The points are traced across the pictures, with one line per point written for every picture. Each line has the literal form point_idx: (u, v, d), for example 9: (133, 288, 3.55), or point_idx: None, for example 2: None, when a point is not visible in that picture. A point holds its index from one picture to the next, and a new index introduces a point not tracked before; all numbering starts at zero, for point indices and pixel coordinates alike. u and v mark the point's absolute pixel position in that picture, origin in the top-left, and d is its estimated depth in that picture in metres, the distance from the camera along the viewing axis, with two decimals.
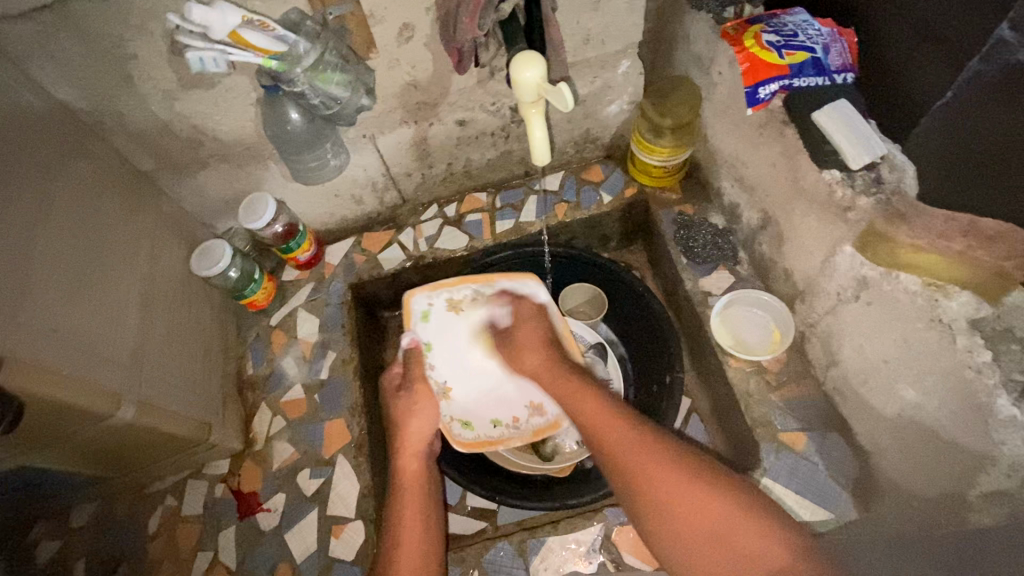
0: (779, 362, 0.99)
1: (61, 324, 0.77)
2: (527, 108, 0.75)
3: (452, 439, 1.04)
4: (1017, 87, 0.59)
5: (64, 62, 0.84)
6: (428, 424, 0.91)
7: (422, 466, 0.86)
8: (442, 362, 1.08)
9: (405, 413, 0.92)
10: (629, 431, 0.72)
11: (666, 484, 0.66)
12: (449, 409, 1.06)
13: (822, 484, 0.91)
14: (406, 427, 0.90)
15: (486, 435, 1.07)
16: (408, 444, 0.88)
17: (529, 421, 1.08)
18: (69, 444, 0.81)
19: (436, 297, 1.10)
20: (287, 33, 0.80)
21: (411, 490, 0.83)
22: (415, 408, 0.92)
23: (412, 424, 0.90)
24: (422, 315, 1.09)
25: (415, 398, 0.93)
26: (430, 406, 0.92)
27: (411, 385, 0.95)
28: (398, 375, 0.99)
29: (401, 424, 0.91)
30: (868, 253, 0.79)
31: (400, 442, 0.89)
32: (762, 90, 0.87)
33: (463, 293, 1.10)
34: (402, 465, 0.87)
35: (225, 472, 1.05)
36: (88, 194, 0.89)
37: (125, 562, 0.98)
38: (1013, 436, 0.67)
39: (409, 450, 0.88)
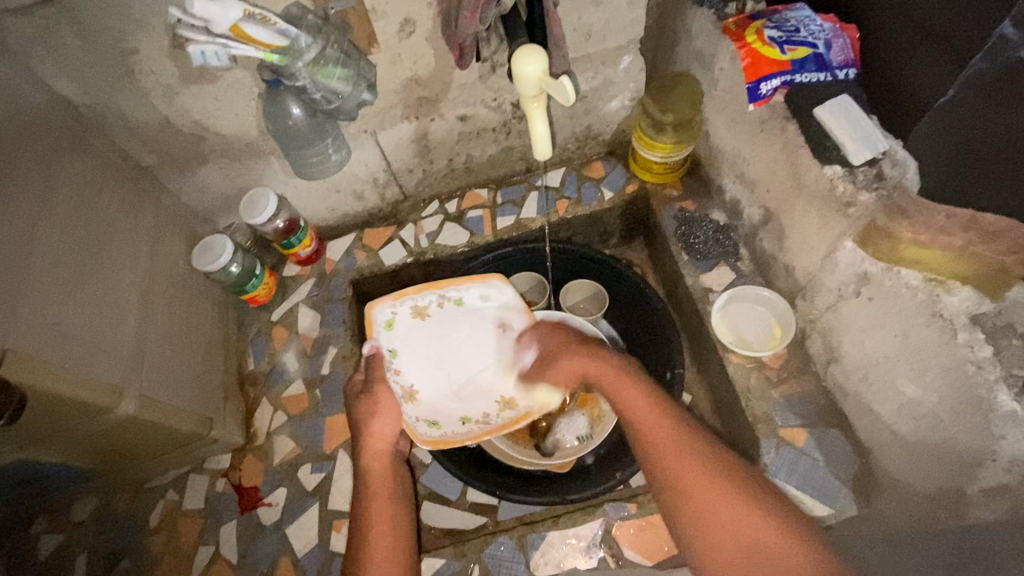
0: (780, 358, 1.00)
1: (63, 318, 0.77)
2: (529, 102, 0.75)
3: (419, 440, 1.00)
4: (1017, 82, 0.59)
5: (65, 56, 0.84)
6: (392, 425, 0.85)
7: (387, 466, 0.82)
8: (407, 365, 1.04)
9: (367, 414, 0.85)
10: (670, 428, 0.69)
11: (701, 487, 0.64)
12: (416, 410, 1.03)
13: (822, 479, 0.90)
14: (369, 429, 0.84)
15: (455, 432, 1.03)
16: (373, 447, 0.83)
17: (500, 416, 1.05)
18: (71, 439, 0.82)
19: (400, 304, 1.05)
20: (289, 27, 0.80)
21: (377, 494, 0.77)
22: (377, 407, 0.86)
23: (374, 426, 0.84)
24: (386, 324, 1.04)
25: (375, 397, 0.87)
26: (393, 405, 0.87)
27: (372, 386, 0.88)
28: (359, 381, 0.91)
29: (364, 426, 0.84)
30: (869, 249, 0.79)
31: (364, 445, 0.83)
32: (763, 85, 0.87)
33: (428, 298, 1.06)
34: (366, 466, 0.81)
35: (226, 467, 1.05)
36: (88, 189, 0.89)
37: (126, 556, 0.98)
38: (1013, 431, 0.67)
39: (373, 450, 0.83)
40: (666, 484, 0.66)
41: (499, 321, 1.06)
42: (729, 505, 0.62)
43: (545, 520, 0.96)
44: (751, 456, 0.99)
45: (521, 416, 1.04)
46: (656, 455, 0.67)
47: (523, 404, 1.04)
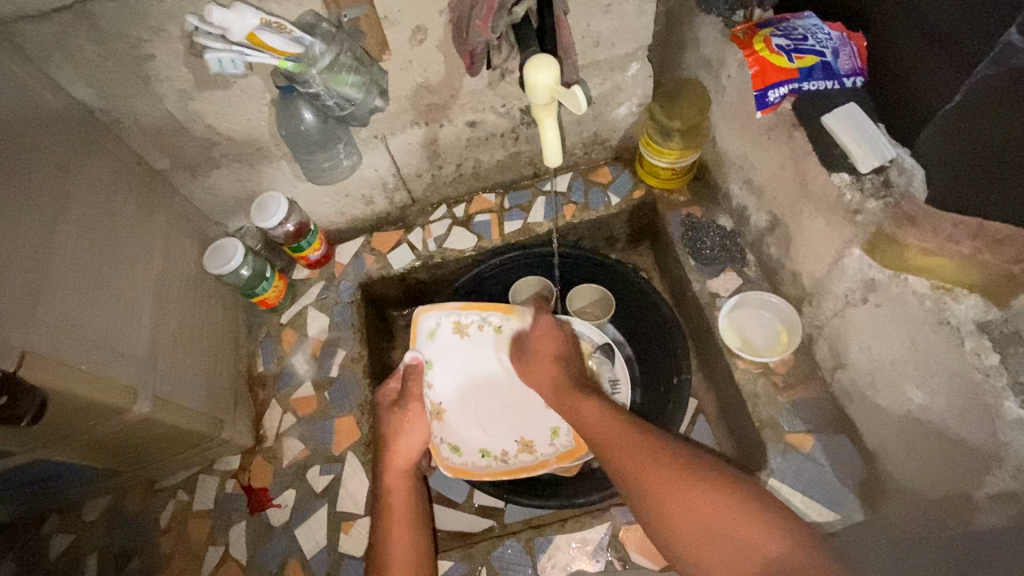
0: (786, 364, 1.00)
1: (80, 320, 0.78)
2: (540, 111, 0.76)
3: (439, 461, 1.05)
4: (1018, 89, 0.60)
5: (82, 62, 0.85)
6: (416, 440, 0.93)
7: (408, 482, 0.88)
8: (440, 381, 1.12)
9: (395, 431, 0.93)
10: (630, 431, 0.78)
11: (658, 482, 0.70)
12: (442, 430, 1.08)
13: (829, 485, 0.91)
14: (396, 445, 0.92)
15: (474, 463, 1.07)
16: (397, 458, 0.91)
17: (517, 457, 1.08)
18: (88, 438, 0.83)
19: (445, 318, 1.13)
20: (303, 35, 0.81)
21: (396, 506, 0.84)
22: (405, 425, 0.94)
23: (401, 440, 0.92)
24: (430, 333, 1.12)
25: (405, 417, 0.95)
26: (423, 423, 0.95)
27: (406, 403, 0.97)
28: (395, 391, 1.01)
29: (391, 441, 0.93)
30: (876, 256, 0.80)
31: (387, 462, 0.90)
32: (771, 93, 0.88)
33: (471, 318, 1.14)
34: (387, 483, 0.88)
35: (235, 468, 1.06)
36: (104, 193, 0.90)
37: (138, 556, 0.99)
38: (1019, 438, 0.67)
39: (394, 469, 0.89)
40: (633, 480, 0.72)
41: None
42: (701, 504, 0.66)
43: (552, 524, 0.96)
44: (757, 461, 0.99)
45: (538, 462, 1.07)
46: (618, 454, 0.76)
47: (542, 450, 1.09)
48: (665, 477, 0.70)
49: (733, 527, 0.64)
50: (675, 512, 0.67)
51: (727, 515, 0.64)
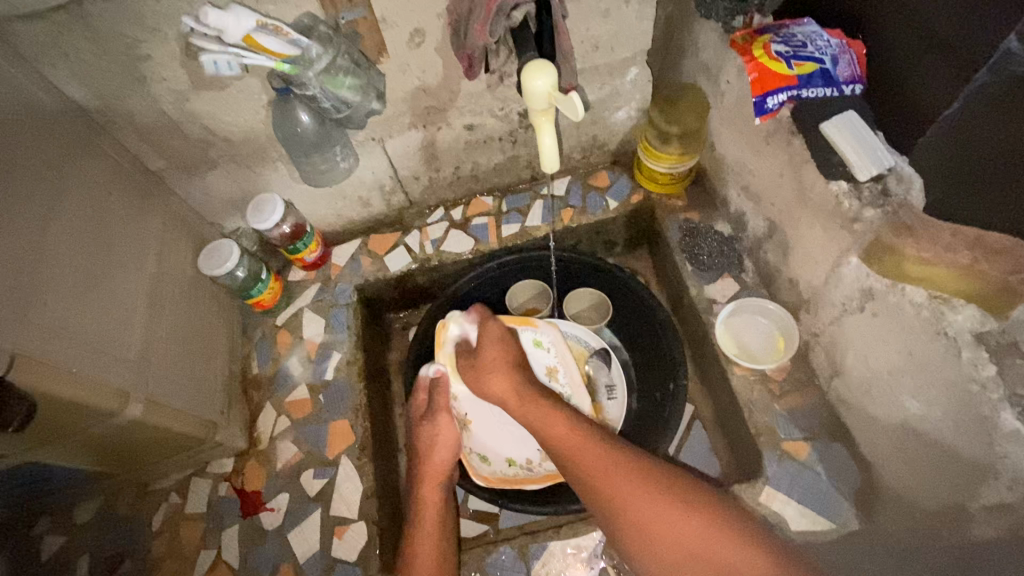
0: (783, 371, 1.00)
1: (71, 322, 0.77)
2: (538, 116, 0.76)
3: (471, 474, 1.06)
4: (1016, 97, 0.60)
5: (77, 62, 0.84)
6: (449, 452, 0.99)
7: (441, 497, 0.96)
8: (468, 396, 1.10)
9: (428, 446, 0.99)
10: (588, 443, 0.80)
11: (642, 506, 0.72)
12: (473, 442, 1.10)
13: (825, 492, 0.91)
14: (431, 457, 0.98)
15: (501, 472, 1.08)
16: (431, 473, 0.97)
17: (542, 465, 1.08)
18: (80, 440, 0.82)
19: None
20: (300, 38, 0.81)
21: (427, 522, 0.92)
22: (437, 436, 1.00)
23: (434, 453, 0.98)
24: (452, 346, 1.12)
25: (437, 429, 1.00)
26: (451, 434, 1.00)
27: (435, 413, 1.02)
28: (423, 403, 1.06)
29: (427, 455, 0.99)
30: (874, 265, 0.80)
31: (425, 472, 0.98)
32: (770, 100, 0.87)
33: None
34: (424, 493, 0.96)
35: (229, 471, 1.05)
36: (98, 193, 0.89)
37: (129, 558, 0.98)
38: (1014, 450, 0.67)
39: (431, 482, 0.96)
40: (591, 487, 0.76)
41: (547, 369, 1.12)
42: (663, 513, 0.71)
43: (546, 530, 0.96)
44: (753, 469, 0.99)
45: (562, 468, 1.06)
46: (578, 467, 0.78)
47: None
48: (659, 511, 0.71)
49: (695, 540, 0.69)
50: (634, 518, 0.72)
51: (691, 527, 0.69)
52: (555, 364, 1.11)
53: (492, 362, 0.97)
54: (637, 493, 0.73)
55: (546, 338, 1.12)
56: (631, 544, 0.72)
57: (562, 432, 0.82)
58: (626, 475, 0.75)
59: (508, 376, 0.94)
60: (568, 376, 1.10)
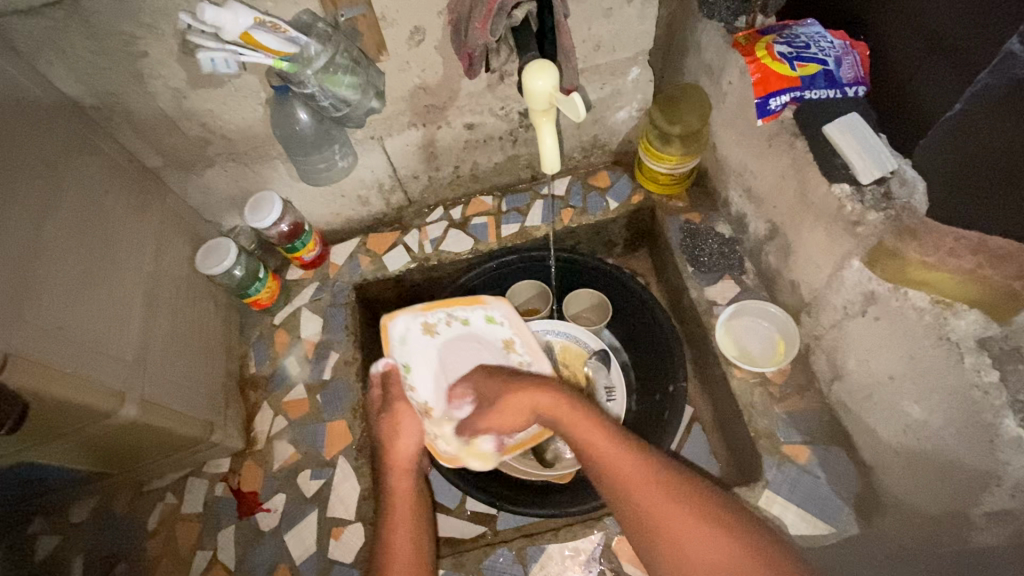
0: (783, 373, 0.99)
1: (66, 321, 0.76)
2: (538, 116, 0.75)
3: (440, 457, 1.02)
4: (1015, 102, 0.60)
5: (74, 58, 0.84)
6: (412, 441, 0.91)
7: (412, 483, 0.88)
8: (422, 382, 1.08)
9: (391, 435, 0.91)
10: (624, 453, 0.76)
11: (677, 518, 0.69)
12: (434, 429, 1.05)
13: (825, 497, 0.90)
14: (394, 448, 0.90)
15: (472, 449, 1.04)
16: (398, 462, 0.90)
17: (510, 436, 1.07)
18: (75, 440, 0.81)
19: (413, 320, 1.11)
20: (299, 35, 0.80)
21: (400, 513, 0.84)
22: (399, 427, 0.92)
23: (398, 443, 0.90)
24: (400, 338, 1.10)
25: (397, 417, 0.93)
26: (415, 422, 0.92)
27: (393, 404, 0.95)
28: (379, 399, 0.98)
29: (389, 447, 0.91)
30: (877, 269, 0.79)
31: (390, 464, 0.90)
32: (773, 100, 0.87)
33: (437, 316, 1.12)
34: (393, 483, 0.88)
35: (225, 471, 1.04)
36: (94, 191, 0.88)
37: (124, 559, 0.97)
38: (1017, 457, 0.66)
39: (400, 469, 0.89)
40: (626, 498, 0.73)
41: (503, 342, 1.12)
42: (692, 524, 0.68)
43: (545, 533, 0.95)
44: (752, 472, 0.98)
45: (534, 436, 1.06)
46: (614, 475, 0.75)
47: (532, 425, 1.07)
48: (692, 523, 0.69)
49: (722, 554, 0.66)
50: (665, 531, 0.69)
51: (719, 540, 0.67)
52: (511, 336, 1.12)
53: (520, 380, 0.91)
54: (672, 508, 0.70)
55: (498, 313, 1.13)
56: (660, 559, 0.69)
57: (597, 441, 0.78)
58: (661, 485, 0.72)
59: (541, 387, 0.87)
60: (525, 345, 1.11)
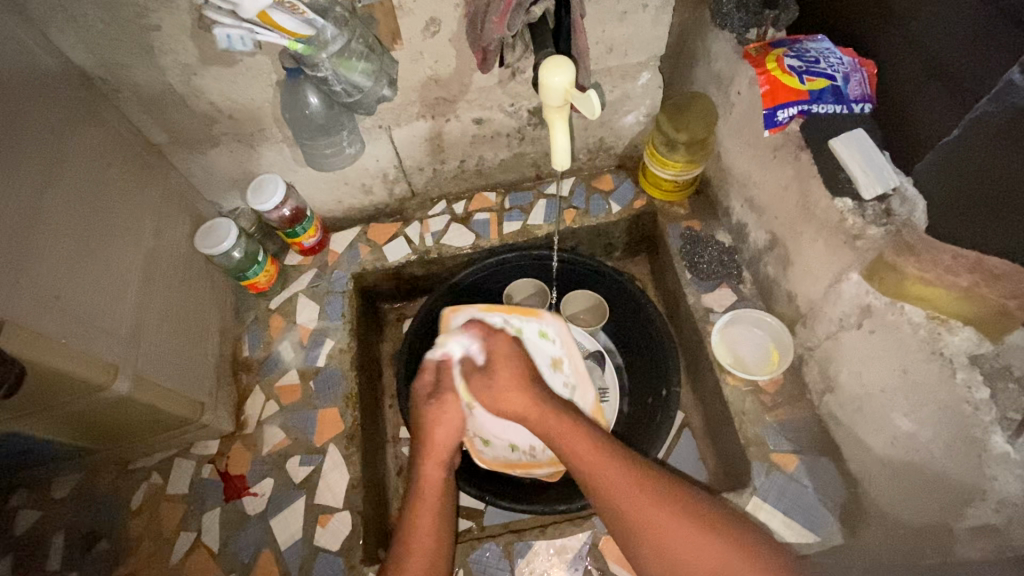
0: (775, 383, 1.01)
1: (63, 291, 0.75)
2: (552, 112, 0.76)
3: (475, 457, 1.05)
4: (1014, 128, 0.62)
5: (85, 27, 0.83)
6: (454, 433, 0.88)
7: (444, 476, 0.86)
8: None
9: (433, 423, 0.88)
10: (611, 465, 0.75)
11: (674, 527, 0.70)
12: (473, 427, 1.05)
13: (811, 506, 0.91)
14: (432, 436, 0.87)
15: (504, 457, 1.05)
16: (434, 451, 0.87)
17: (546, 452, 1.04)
18: (64, 413, 0.80)
19: (471, 320, 1.06)
20: (316, 18, 0.78)
21: (428, 501, 0.83)
22: (442, 416, 0.88)
23: (439, 432, 0.87)
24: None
25: (443, 407, 0.87)
26: (459, 415, 0.88)
27: (442, 394, 0.89)
28: (429, 384, 0.91)
29: (429, 434, 0.88)
30: (874, 282, 0.80)
31: (426, 452, 0.87)
32: (780, 113, 0.88)
33: (495, 319, 1.04)
34: (425, 472, 0.86)
35: (213, 453, 1.04)
36: (97, 163, 0.87)
37: (105, 536, 0.97)
38: (1003, 473, 0.68)
39: (435, 460, 0.86)
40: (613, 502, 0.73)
41: (553, 360, 1.04)
42: (685, 530, 0.69)
43: (532, 529, 0.95)
44: (740, 478, 0.99)
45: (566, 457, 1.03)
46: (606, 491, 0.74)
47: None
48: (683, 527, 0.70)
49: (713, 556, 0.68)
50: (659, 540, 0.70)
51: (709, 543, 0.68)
52: (560, 355, 1.03)
53: (509, 378, 0.86)
54: (661, 512, 0.71)
55: (551, 329, 1.03)
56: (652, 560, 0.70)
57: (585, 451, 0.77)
58: (651, 495, 0.72)
59: (524, 391, 0.84)
60: (573, 367, 1.03)
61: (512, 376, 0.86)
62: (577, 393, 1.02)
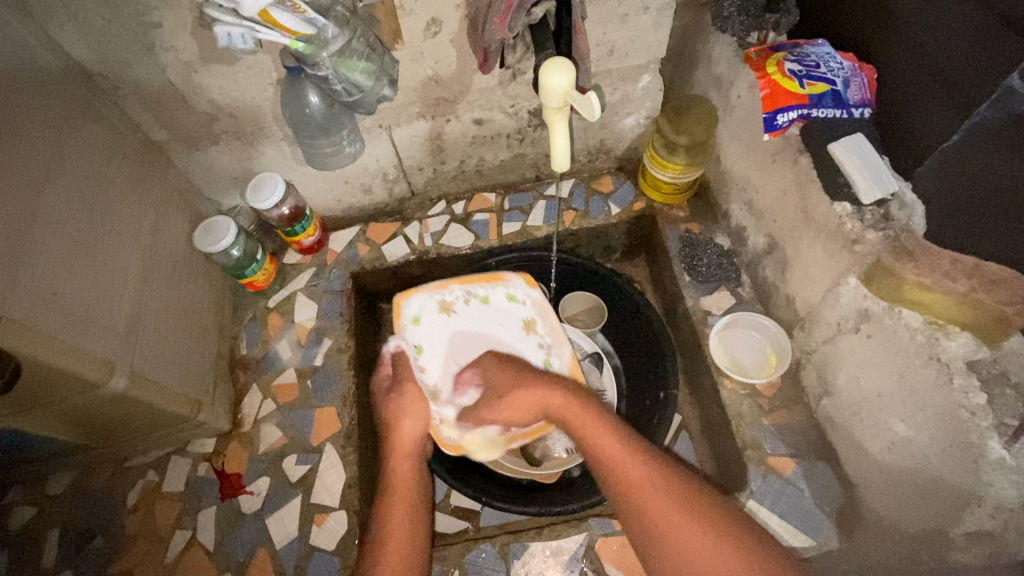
0: (773, 387, 1.01)
1: (61, 288, 0.75)
2: (552, 113, 0.76)
3: (445, 447, 0.97)
4: (1013, 135, 0.63)
5: (86, 24, 0.83)
6: (420, 425, 0.89)
7: (413, 467, 0.86)
8: (432, 363, 1.03)
9: (397, 414, 0.89)
10: (635, 465, 0.74)
11: (687, 534, 0.68)
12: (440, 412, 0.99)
13: (808, 511, 0.91)
14: (400, 430, 0.88)
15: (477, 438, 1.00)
16: (402, 446, 0.88)
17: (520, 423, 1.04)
18: (62, 410, 0.80)
19: (427, 300, 1.06)
20: (317, 17, 0.78)
21: (399, 493, 0.83)
22: (405, 408, 0.90)
23: (404, 425, 0.88)
24: (414, 318, 1.05)
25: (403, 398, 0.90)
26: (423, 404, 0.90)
27: (402, 385, 0.92)
28: (387, 376, 0.95)
29: (395, 427, 0.89)
30: (872, 287, 0.80)
31: (393, 445, 0.88)
32: (779, 117, 0.89)
33: (455, 293, 1.08)
34: (393, 466, 0.86)
35: (210, 451, 1.03)
36: (97, 161, 0.87)
37: (100, 534, 0.96)
38: (999, 478, 0.69)
39: (402, 452, 0.87)
40: (634, 503, 0.72)
41: (524, 321, 1.10)
42: (693, 535, 0.68)
43: (528, 530, 0.95)
44: (736, 482, 0.99)
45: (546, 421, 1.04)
46: (630, 493, 0.72)
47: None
48: (694, 533, 0.68)
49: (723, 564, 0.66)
50: (672, 547, 0.68)
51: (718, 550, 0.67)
52: (532, 316, 1.10)
53: (518, 376, 0.88)
54: (677, 515, 0.69)
55: (520, 292, 1.11)
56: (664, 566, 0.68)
57: (611, 450, 0.75)
58: (671, 497, 0.71)
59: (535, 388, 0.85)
60: (548, 327, 1.10)
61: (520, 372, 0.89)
62: (553, 352, 1.08)
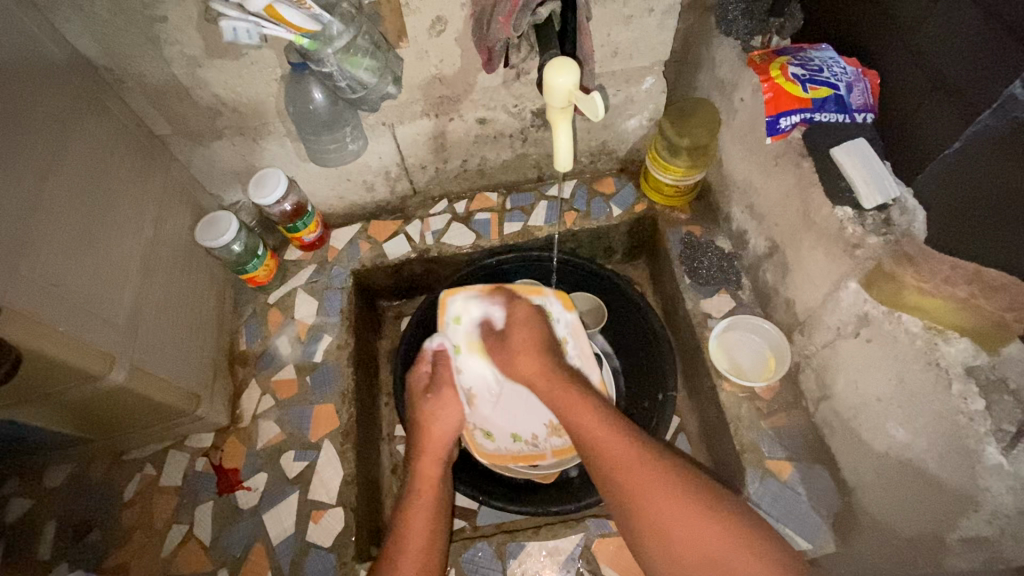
0: (772, 390, 1.01)
1: (61, 279, 0.75)
2: (556, 113, 0.76)
3: (475, 451, 1.04)
4: (1008, 144, 0.63)
5: (91, 16, 0.83)
6: (451, 427, 0.92)
7: (442, 471, 0.88)
8: (470, 367, 1.05)
9: (430, 416, 0.93)
10: (615, 440, 0.77)
11: (675, 516, 0.70)
12: (474, 418, 1.06)
13: (803, 514, 0.91)
14: (431, 431, 0.92)
15: (505, 448, 1.06)
16: (432, 446, 0.91)
17: (548, 440, 1.07)
18: (60, 402, 0.80)
19: (469, 302, 1.06)
20: (323, 13, 0.78)
21: (425, 496, 0.85)
22: (439, 410, 0.93)
23: (435, 426, 0.92)
24: (455, 318, 1.05)
25: (440, 401, 0.94)
26: (457, 410, 0.93)
27: (439, 387, 0.96)
28: (426, 375, 0.98)
29: (427, 427, 0.92)
30: (873, 292, 0.80)
31: (422, 448, 0.91)
32: (783, 121, 0.89)
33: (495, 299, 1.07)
34: (421, 468, 0.88)
35: (208, 446, 1.03)
36: (100, 154, 0.87)
37: (96, 527, 0.96)
38: (998, 484, 0.68)
39: (432, 455, 0.90)
40: (615, 478, 0.75)
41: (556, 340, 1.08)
42: (687, 520, 0.69)
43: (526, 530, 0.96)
44: (734, 484, 1.00)
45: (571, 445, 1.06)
46: (612, 469, 0.75)
47: None
48: (683, 514, 0.70)
49: (717, 547, 0.67)
50: (655, 525, 0.70)
51: (711, 531, 0.68)
52: (565, 335, 1.08)
53: (518, 347, 0.93)
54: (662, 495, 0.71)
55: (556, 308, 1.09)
56: (651, 548, 0.70)
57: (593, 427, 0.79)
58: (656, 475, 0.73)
59: (536, 356, 0.91)
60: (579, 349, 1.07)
61: (524, 345, 0.93)
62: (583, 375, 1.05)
